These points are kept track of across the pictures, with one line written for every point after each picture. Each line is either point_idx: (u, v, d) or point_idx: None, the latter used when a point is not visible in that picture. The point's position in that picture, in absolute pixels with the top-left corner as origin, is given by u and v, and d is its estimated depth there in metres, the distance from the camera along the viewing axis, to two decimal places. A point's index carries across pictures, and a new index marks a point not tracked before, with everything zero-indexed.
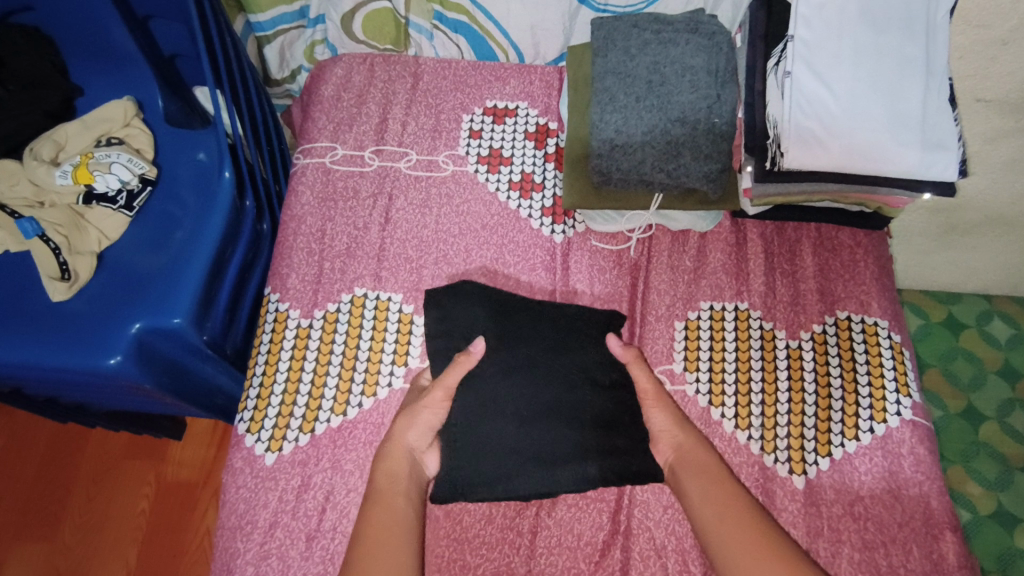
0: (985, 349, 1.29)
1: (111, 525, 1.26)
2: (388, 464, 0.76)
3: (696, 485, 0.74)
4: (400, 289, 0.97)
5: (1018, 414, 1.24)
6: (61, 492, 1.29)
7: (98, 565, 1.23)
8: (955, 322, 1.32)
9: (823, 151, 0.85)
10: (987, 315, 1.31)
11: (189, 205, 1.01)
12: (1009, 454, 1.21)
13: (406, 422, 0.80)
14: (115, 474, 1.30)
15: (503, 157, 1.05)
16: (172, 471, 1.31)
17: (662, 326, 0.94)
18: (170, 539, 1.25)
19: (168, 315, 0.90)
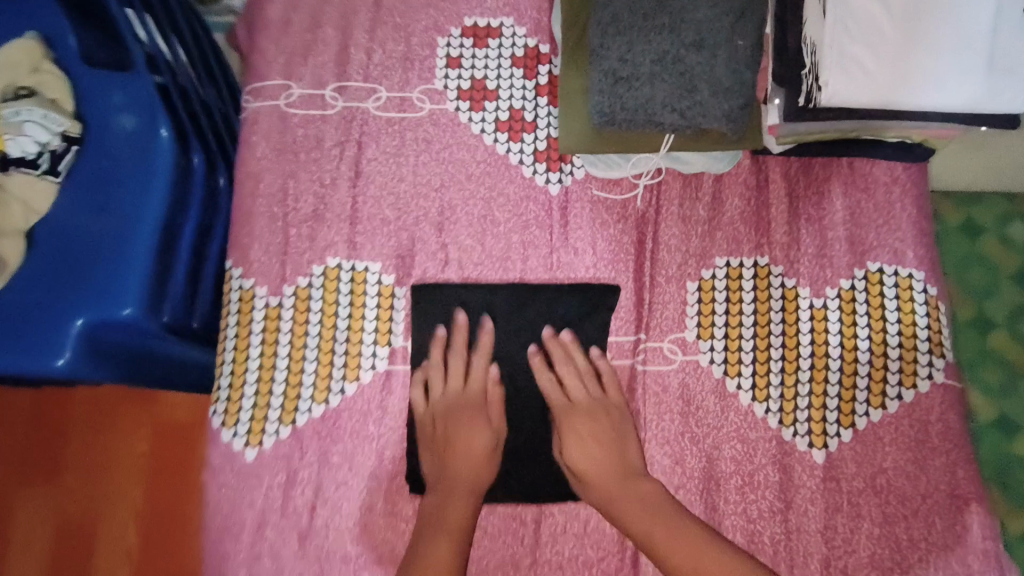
0: (1003, 254, 1.05)
1: (111, 475, 1.21)
2: (444, 496, 0.74)
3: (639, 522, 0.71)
4: (378, 257, 0.85)
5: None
6: (52, 438, 1.21)
7: (104, 515, 1.19)
8: (973, 226, 1.06)
9: (870, 83, 0.70)
10: (1009, 215, 1.05)
11: (125, 164, 0.85)
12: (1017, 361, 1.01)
13: (488, 467, 0.78)
14: (109, 421, 1.22)
15: (487, 89, 0.90)
16: (167, 415, 1.23)
17: (673, 289, 0.84)
18: (175, 488, 1.20)
19: (117, 307, 0.79)
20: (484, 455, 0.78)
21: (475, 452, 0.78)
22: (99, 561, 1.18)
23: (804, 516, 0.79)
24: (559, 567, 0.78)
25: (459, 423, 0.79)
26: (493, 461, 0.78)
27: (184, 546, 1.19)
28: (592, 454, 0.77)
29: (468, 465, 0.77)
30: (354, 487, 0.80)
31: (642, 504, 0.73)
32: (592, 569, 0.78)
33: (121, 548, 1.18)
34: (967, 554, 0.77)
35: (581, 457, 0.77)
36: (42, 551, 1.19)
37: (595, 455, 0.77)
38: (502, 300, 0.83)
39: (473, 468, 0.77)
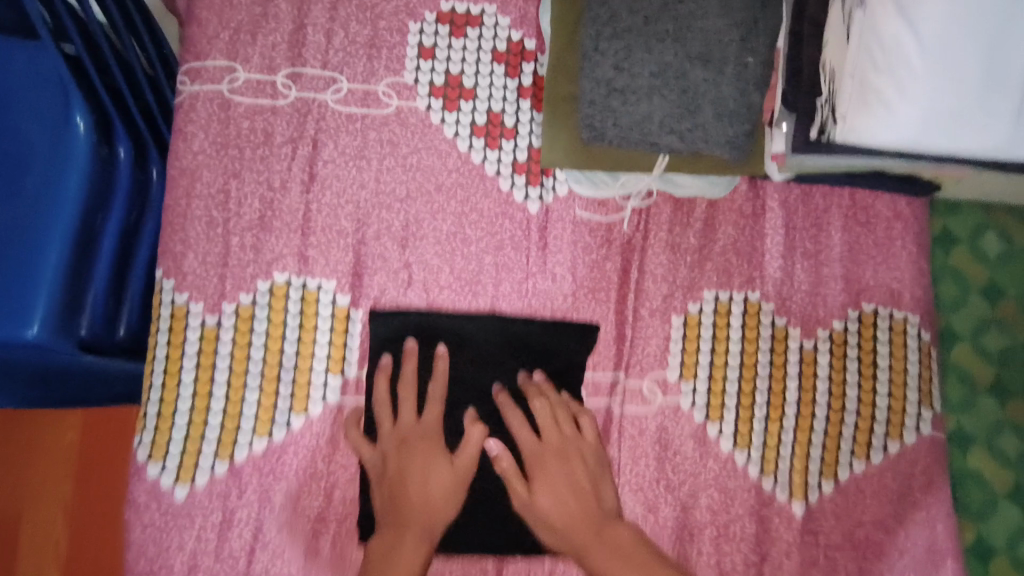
0: (970, 265, 0.84)
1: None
2: (393, 540, 0.65)
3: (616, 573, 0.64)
4: (333, 274, 0.76)
5: (995, 334, 0.82)
6: None
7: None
8: (947, 236, 0.85)
9: (890, 119, 0.62)
10: (984, 227, 0.84)
11: (37, 154, 0.74)
12: (974, 373, 0.81)
13: (448, 507, 0.69)
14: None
15: (464, 87, 0.80)
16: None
17: (656, 323, 0.78)
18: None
19: (20, 326, 0.68)
20: (444, 500, 0.69)
21: (430, 494, 0.68)
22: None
23: (779, 570, 0.75)
24: None
25: (416, 460, 0.69)
26: (454, 503, 0.69)
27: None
28: (559, 496, 0.69)
29: (424, 508, 0.67)
30: (298, 530, 0.73)
31: (617, 555, 0.65)
32: None
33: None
34: None
35: (546, 502, 0.69)
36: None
37: (558, 494, 0.69)
38: (471, 330, 0.75)
39: (428, 510, 0.68)
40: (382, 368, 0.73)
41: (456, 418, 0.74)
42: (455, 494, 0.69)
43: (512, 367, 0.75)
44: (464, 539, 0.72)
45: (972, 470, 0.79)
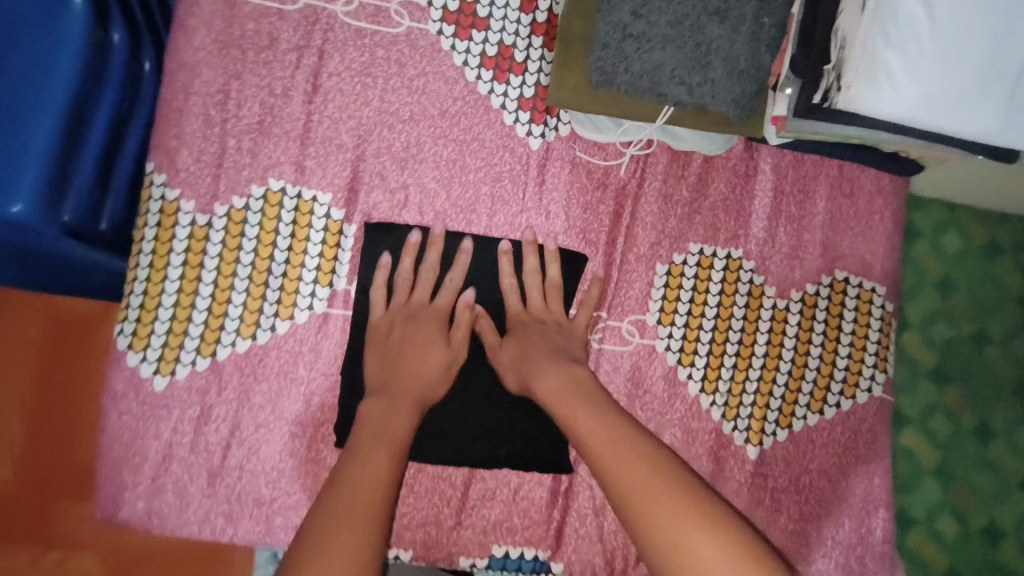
0: (928, 258, 0.96)
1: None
2: (381, 405, 0.66)
3: (576, 430, 0.62)
4: (329, 187, 0.76)
5: (942, 325, 0.95)
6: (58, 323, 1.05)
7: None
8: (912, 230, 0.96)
9: (891, 93, 0.66)
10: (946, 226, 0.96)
11: (29, 28, 0.71)
12: (920, 358, 0.95)
13: (438, 384, 0.70)
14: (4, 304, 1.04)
15: (478, 16, 0.79)
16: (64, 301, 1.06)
17: (641, 269, 0.81)
18: (65, 374, 1.05)
19: (6, 202, 0.67)
20: (437, 376, 0.71)
21: (426, 371, 0.70)
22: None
23: None
24: (482, 531, 0.78)
25: (424, 333, 0.72)
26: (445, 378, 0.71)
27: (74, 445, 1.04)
28: (526, 345, 0.72)
29: (416, 377, 0.69)
30: (275, 431, 0.75)
31: (580, 406, 0.64)
32: (515, 536, 0.78)
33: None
34: (865, 555, 0.82)
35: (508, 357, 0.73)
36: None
37: (523, 348, 0.72)
38: (453, 253, 0.76)
39: (421, 381, 0.69)
40: (377, 251, 0.75)
41: None
42: (447, 376, 0.71)
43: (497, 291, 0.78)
44: (441, 452, 0.76)
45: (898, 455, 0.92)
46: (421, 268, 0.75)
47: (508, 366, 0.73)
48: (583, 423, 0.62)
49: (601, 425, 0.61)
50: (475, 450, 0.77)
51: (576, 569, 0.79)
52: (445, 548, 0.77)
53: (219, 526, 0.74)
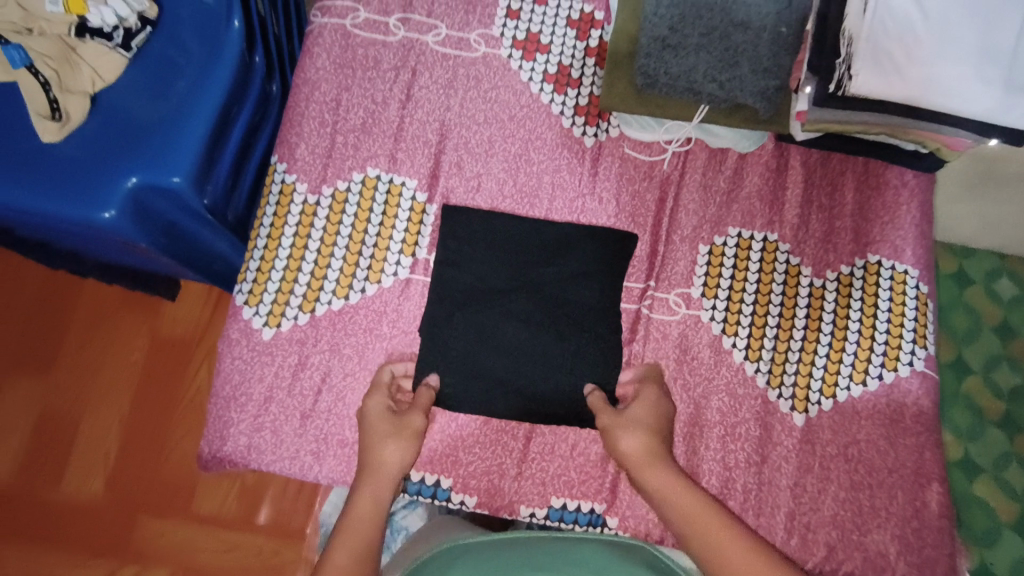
0: (986, 304, 1.11)
1: (103, 376, 1.26)
2: (362, 488, 0.73)
3: (678, 519, 0.68)
4: (415, 175, 0.91)
5: (1005, 372, 1.07)
6: (136, 327, 1.28)
7: (90, 413, 1.24)
8: (964, 276, 1.13)
9: (896, 77, 0.76)
10: (996, 273, 1.12)
11: (193, 53, 0.91)
12: (985, 408, 1.06)
13: (394, 446, 0.76)
14: (106, 323, 1.28)
15: (541, 43, 0.96)
16: (165, 328, 1.28)
17: (685, 249, 0.90)
18: (161, 394, 1.25)
19: (167, 173, 0.84)
20: (394, 432, 0.77)
21: (385, 462, 0.75)
22: (72, 465, 1.22)
23: (777, 471, 0.84)
24: (541, 483, 0.83)
25: (382, 415, 0.78)
26: (405, 450, 0.76)
27: (164, 461, 1.22)
28: (659, 416, 0.79)
29: (379, 474, 0.74)
30: (360, 379, 0.85)
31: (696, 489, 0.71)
32: (572, 489, 0.83)
33: (99, 445, 1.23)
34: (922, 529, 0.83)
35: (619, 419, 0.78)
36: (28, 433, 1.23)
37: (648, 421, 0.77)
38: (516, 228, 0.89)
39: (383, 466, 0.74)
40: (453, 228, 0.88)
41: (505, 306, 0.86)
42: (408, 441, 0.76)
43: (557, 266, 0.87)
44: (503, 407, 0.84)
45: (980, 495, 1.02)
46: (491, 242, 0.88)
47: (625, 430, 0.76)
48: (688, 507, 0.68)
49: (705, 513, 0.67)
50: (535, 409, 0.84)
51: (630, 524, 0.83)
52: (507, 496, 0.83)
53: (307, 462, 0.83)
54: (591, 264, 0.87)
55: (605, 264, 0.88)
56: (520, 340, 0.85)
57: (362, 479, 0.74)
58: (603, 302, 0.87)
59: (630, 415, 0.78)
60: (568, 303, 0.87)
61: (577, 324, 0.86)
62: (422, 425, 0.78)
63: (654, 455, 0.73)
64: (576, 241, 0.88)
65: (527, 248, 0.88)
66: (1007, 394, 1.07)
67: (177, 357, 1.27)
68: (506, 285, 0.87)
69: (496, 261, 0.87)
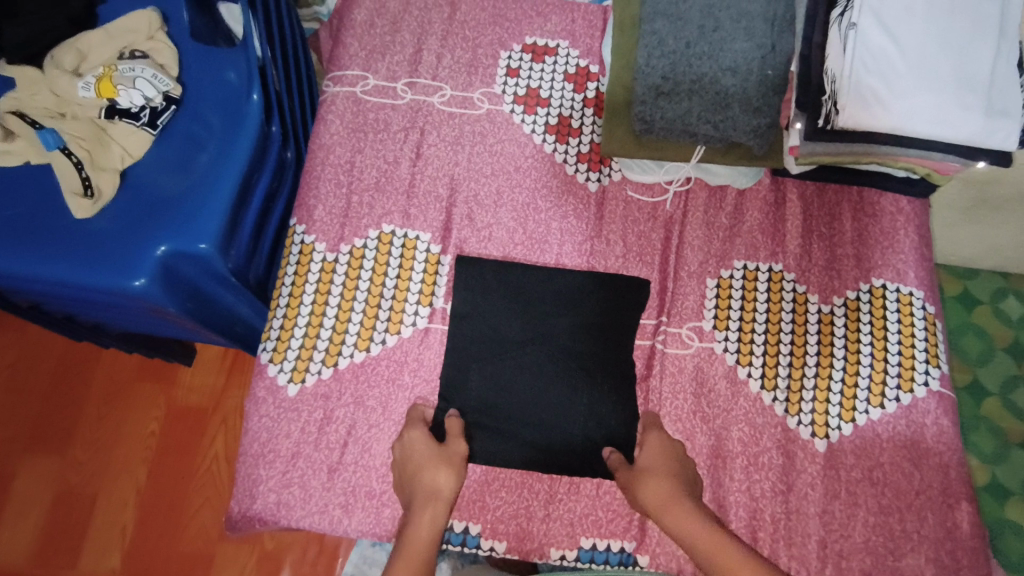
0: (995, 326, 1.13)
1: (121, 448, 1.27)
2: (418, 515, 0.74)
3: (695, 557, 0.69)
4: (429, 228, 0.94)
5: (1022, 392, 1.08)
6: (151, 396, 1.30)
7: (108, 487, 1.25)
8: (970, 298, 1.15)
9: (880, 110, 0.81)
10: (1002, 292, 1.14)
11: (215, 126, 0.96)
12: (1007, 429, 1.07)
13: (442, 471, 0.78)
14: (123, 395, 1.31)
15: (541, 97, 1.01)
16: (182, 396, 1.30)
17: (693, 284, 0.93)
18: (178, 463, 1.26)
19: (195, 241, 0.88)
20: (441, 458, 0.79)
21: (438, 487, 0.77)
22: (91, 541, 1.22)
23: (804, 499, 0.84)
24: (570, 523, 0.83)
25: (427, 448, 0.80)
26: (455, 473, 0.78)
27: (183, 531, 1.22)
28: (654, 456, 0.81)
29: (434, 500, 0.76)
30: (385, 430, 0.86)
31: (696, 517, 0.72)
32: (601, 529, 0.83)
33: (117, 518, 1.23)
34: (956, 549, 0.82)
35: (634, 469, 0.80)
36: (47, 510, 1.23)
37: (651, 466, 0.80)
38: (527, 275, 0.92)
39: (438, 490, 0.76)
40: (469, 278, 0.91)
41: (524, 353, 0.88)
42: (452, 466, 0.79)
43: (574, 312, 0.90)
44: (525, 456, 0.85)
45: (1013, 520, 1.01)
46: (504, 289, 0.91)
47: (638, 479, 0.79)
48: (706, 539, 0.69)
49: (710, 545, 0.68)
50: (555, 461, 0.84)
51: (662, 561, 0.82)
52: (536, 539, 0.83)
53: (337, 516, 0.83)
54: (603, 314, 0.90)
55: (617, 310, 0.90)
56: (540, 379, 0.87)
57: (416, 507, 0.75)
58: (617, 344, 0.89)
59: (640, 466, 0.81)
60: (583, 346, 0.88)
61: (594, 367, 0.88)
62: (463, 450, 0.81)
63: (670, 496, 0.75)
64: (587, 285, 0.91)
65: (540, 295, 0.90)
66: None
67: (193, 424, 1.29)
68: (521, 332, 0.89)
69: (509, 309, 0.90)
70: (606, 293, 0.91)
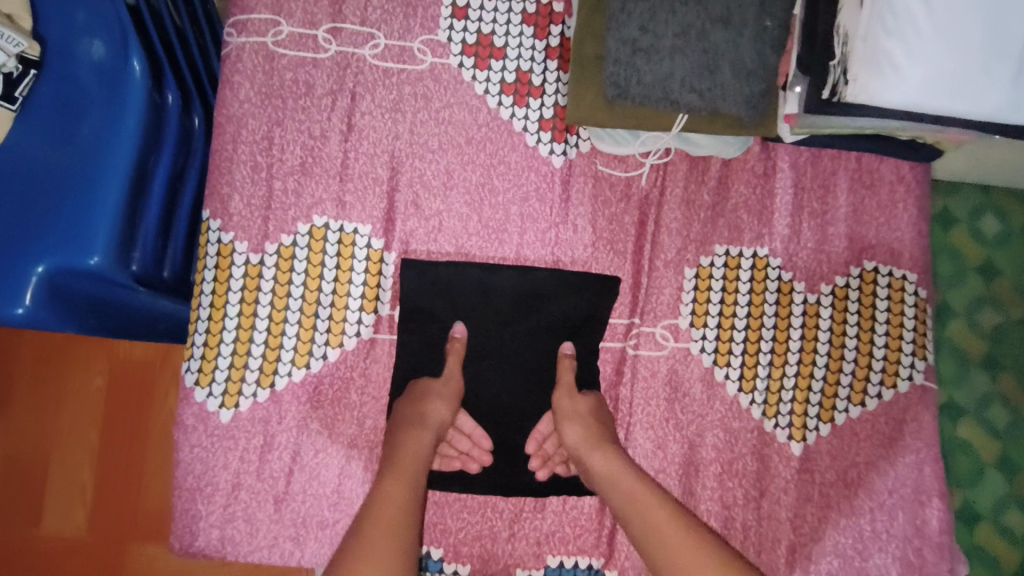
0: (967, 244, 0.99)
1: (63, 412, 1.11)
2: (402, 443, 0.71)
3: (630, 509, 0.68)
4: (368, 219, 0.81)
5: (988, 312, 0.97)
6: (93, 349, 1.12)
7: (57, 449, 1.11)
8: (947, 217, 1.00)
9: (900, 83, 0.67)
10: (981, 209, 0.99)
11: (92, 97, 0.77)
12: (968, 349, 0.97)
13: (435, 404, 0.75)
14: (61, 351, 1.12)
15: (495, 46, 0.84)
16: (125, 350, 1.11)
17: (670, 275, 0.83)
18: (129, 422, 1.11)
19: (83, 255, 0.75)
20: (437, 391, 0.77)
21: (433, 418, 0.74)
22: (50, 503, 1.10)
23: (776, 504, 0.82)
24: (536, 542, 0.80)
25: (423, 387, 0.77)
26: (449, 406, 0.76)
27: (142, 494, 1.10)
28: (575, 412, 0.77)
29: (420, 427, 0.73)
30: (333, 454, 0.79)
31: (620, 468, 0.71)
32: (568, 546, 0.80)
33: (74, 479, 1.10)
34: (922, 546, 0.81)
35: (570, 408, 0.78)
36: None
37: (579, 413, 0.77)
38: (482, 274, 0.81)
39: (428, 428, 0.73)
40: (420, 285, 0.80)
41: (480, 368, 0.81)
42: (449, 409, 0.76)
43: (535, 321, 0.82)
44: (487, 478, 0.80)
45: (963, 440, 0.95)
46: (458, 293, 0.81)
47: (568, 415, 0.77)
48: (632, 488, 0.69)
49: (643, 497, 0.68)
50: (519, 479, 0.80)
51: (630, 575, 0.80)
52: (501, 560, 0.79)
53: (288, 549, 0.78)
54: (569, 322, 0.82)
55: (584, 324, 0.82)
56: (500, 392, 0.82)
57: (402, 429, 0.72)
58: (584, 353, 0.82)
59: (568, 412, 0.77)
60: (545, 353, 0.82)
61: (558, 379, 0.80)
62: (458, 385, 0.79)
63: (600, 439, 0.74)
64: (554, 289, 0.81)
65: (498, 299, 0.81)
66: (992, 336, 0.97)
67: (144, 381, 1.11)
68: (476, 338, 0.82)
69: (464, 318, 0.81)
70: (573, 306, 0.81)
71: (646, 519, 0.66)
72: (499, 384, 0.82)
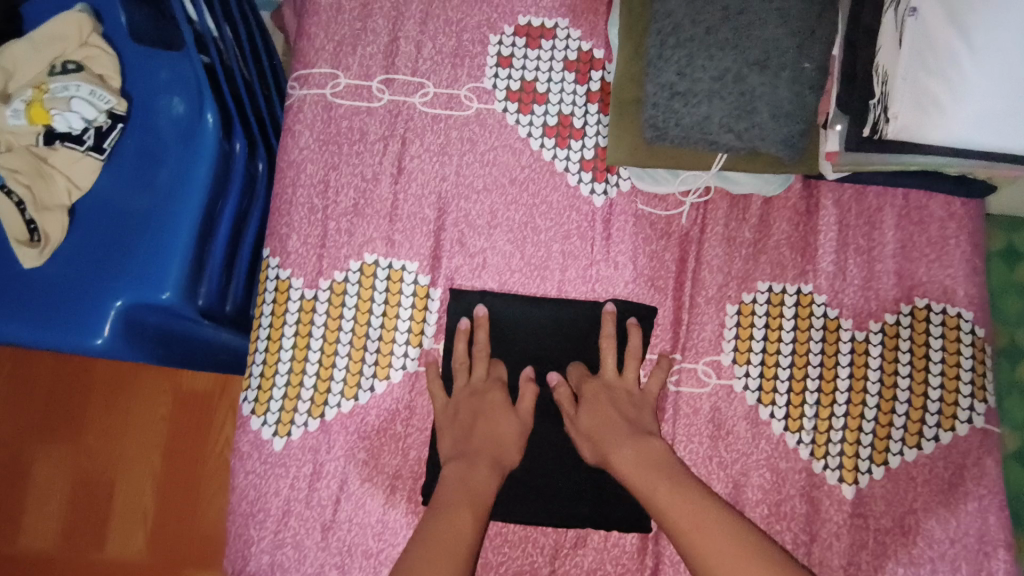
0: None
1: (128, 442, 1.17)
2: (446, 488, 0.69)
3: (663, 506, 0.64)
4: (416, 257, 0.85)
5: None
6: (156, 382, 1.18)
7: (122, 476, 1.16)
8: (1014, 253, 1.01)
9: (940, 120, 0.67)
10: None
11: (170, 145, 0.85)
12: None
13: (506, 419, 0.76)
14: (128, 383, 1.18)
15: (537, 92, 0.88)
16: (187, 381, 1.17)
17: (712, 311, 0.83)
18: (190, 450, 1.16)
19: (156, 290, 0.80)
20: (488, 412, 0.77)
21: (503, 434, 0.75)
22: (113, 530, 1.15)
23: (829, 550, 0.79)
24: None
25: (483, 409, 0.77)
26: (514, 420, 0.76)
27: (201, 518, 1.15)
28: (599, 415, 0.74)
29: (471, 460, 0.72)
30: (378, 485, 0.81)
31: (649, 466, 0.68)
32: None
33: (136, 506, 1.15)
34: None
35: (590, 412, 0.74)
36: (62, 503, 1.16)
37: (603, 411, 0.74)
38: (523, 309, 0.83)
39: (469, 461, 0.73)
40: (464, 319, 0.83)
41: None
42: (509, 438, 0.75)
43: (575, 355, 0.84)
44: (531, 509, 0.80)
45: None
46: (501, 327, 0.83)
47: (589, 411, 0.74)
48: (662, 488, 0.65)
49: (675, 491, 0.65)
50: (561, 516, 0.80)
51: None
52: None
53: None
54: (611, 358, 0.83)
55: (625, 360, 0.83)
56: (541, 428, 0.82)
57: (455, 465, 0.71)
58: None
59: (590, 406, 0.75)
60: None
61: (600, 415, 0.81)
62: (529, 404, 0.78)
63: (622, 434, 0.72)
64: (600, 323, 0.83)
65: (539, 333, 0.84)
66: None
67: (204, 413, 1.17)
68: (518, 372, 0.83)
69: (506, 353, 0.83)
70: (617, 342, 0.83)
71: (677, 513, 0.63)
72: (539, 419, 0.82)
